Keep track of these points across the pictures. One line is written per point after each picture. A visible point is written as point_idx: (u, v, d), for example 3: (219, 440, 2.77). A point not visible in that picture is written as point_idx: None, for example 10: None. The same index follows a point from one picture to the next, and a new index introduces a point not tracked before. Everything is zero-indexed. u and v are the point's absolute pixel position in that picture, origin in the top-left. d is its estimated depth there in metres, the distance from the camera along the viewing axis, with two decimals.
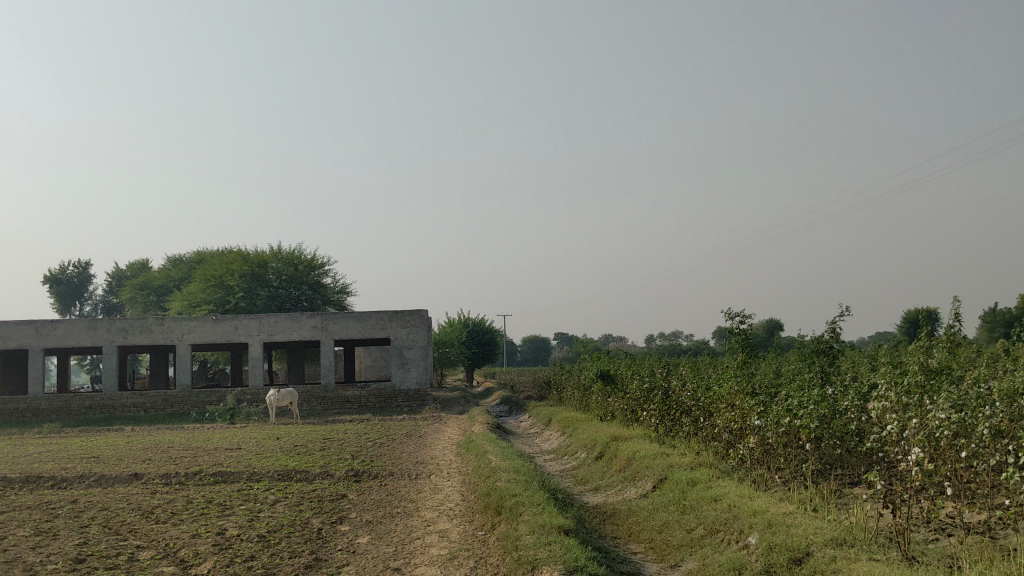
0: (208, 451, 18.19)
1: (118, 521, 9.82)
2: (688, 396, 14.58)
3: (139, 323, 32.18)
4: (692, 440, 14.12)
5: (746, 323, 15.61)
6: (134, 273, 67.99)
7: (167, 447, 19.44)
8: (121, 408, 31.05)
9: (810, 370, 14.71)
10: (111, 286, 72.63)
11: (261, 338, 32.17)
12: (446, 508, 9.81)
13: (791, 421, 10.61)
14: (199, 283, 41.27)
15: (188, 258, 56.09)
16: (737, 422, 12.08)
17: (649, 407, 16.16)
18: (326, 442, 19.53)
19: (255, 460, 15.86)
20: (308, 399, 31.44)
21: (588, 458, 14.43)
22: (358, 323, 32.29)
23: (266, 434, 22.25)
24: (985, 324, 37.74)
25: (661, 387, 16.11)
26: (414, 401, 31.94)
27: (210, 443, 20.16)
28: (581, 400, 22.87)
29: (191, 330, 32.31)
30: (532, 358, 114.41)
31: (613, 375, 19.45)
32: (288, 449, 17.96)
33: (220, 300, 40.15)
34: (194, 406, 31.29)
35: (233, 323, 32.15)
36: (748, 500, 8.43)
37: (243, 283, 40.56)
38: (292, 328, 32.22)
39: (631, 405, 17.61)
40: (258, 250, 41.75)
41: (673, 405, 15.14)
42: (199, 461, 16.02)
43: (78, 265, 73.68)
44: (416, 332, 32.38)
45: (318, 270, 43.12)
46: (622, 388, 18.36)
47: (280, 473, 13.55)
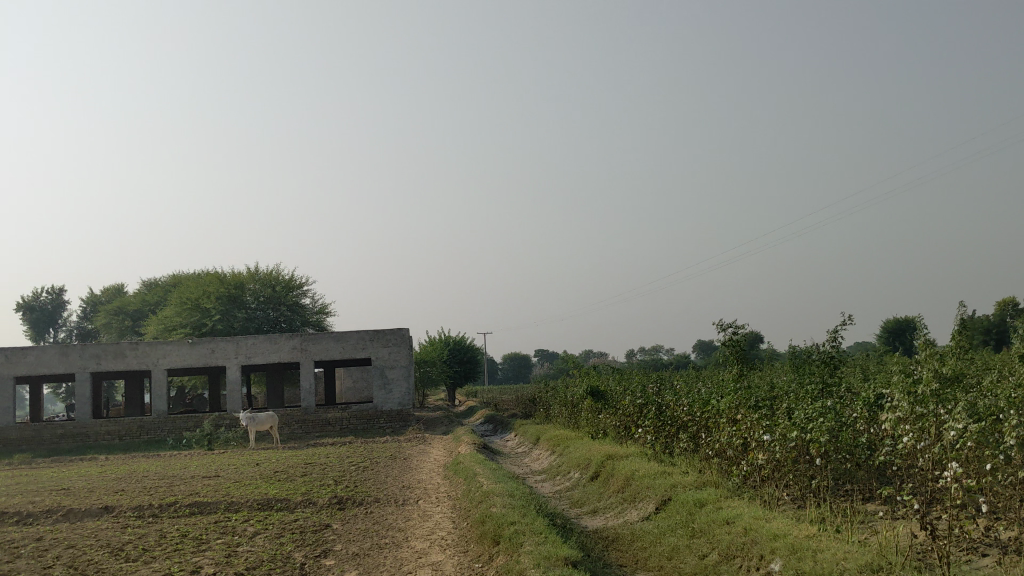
0: (184, 480, 17.47)
1: (84, 560, 9.13)
2: (685, 411, 14.01)
3: (113, 348, 31.35)
4: (690, 457, 13.54)
5: (741, 333, 15.07)
6: (109, 298, 66.94)
7: (142, 477, 18.69)
8: (95, 436, 30.19)
9: (810, 382, 14.18)
10: (86, 311, 71.54)
11: (238, 361, 31.42)
12: (437, 537, 9.21)
13: (799, 436, 10.06)
14: (174, 306, 40.43)
15: (163, 282, 55.17)
16: (740, 438, 11.51)
17: (643, 423, 15.57)
18: (308, 467, 18.83)
19: (233, 488, 15.17)
20: (288, 422, 30.69)
21: (582, 478, 13.81)
22: (338, 343, 31.56)
23: (244, 460, 21.53)
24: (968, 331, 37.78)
25: (654, 402, 15.52)
26: (397, 422, 31.22)
27: (186, 470, 19.43)
28: (569, 417, 22.30)
29: (166, 354, 31.49)
30: (514, 375, 113.78)
31: (603, 391, 18.86)
32: (268, 476, 17.25)
33: (197, 323, 39.33)
34: (171, 432, 30.45)
35: (209, 346, 31.36)
36: (764, 522, 7.88)
37: (219, 306, 39.76)
38: (270, 350, 31.46)
39: (624, 421, 17.01)
40: (235, 271, 40.98)
41: (669, 420, 14.57)
42: (174, 491, 15.30)
43: (52, 291, 72.52)
44: (398, 351, 31.67)
45: (296, 291, 42.41)
46: (613, 404, 17.75)
47: (259, 502, 12.88)
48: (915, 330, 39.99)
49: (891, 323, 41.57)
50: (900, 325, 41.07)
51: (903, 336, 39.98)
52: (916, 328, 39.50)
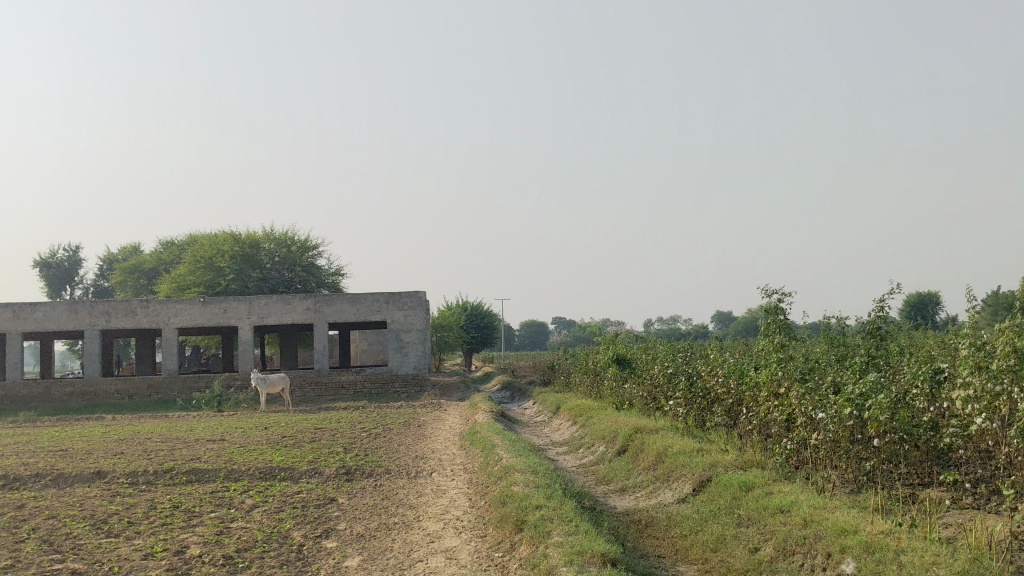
0: (187, 443, 16.65)
1: (60, 535, 8.24)
2: (720, 383, 13.03)
3: (123, 305, 30.58)
4: (726, 432, 12.55)
5: (782, 302, 14.03)
6: (125, 256, 66.42)
7: (144, 439, 17.88)
8: (104, 394, 29.54)
9: (855, 355, 13.17)
10: (102, 269, 71.11)
11: (251, 321, 30.60)
12: (452, 518, 8.29)
13: (853, 413, 9.05)
14: (188, 264, 39.64)
15: (179, 241, 54.44)
16: (783, 414, 10.51)
17: (673, 395, 14.58)
18: (317, 433, 17.97)
19: (237, 455, 14.31)
20: (301, 385, 29.95)
21: (608, 452, 12.85)
22: (353, 305, 30.70)
23: (253, 424, 20.73)
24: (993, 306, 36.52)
25: (686, 371, 14.54)
26: (413, 387, 30.41)
27: (191, 433, 18.62)
28: (591, 387, 21.34)
29: (177, 312, 30.70)
30: (530, 343, 113.18)
31: (630, 360, 17.88)
32: (275, 442, 16.40)
33: (210, 282, 38.56)
34: (181, 393, 29.75)
35: (221, 305, 30.54)
36: (828, 512, 6.91)
37: (233, 265, 38.96)
38: (284, 310, 30.62)
39: (651, 391, 16.07)
40: (249, 230, 40.11)
41: (702, 392, 13.58)
42: (175, 457, 14.45)
43: (69, 248, 72.12)
44: (414, 314, 30.77)
45: (312, 251, 41.53)
46: (639, 373, 16.78)
47: (261, 471, 12.00)
48: (938, 305, 38.71)
49: (910, 296, 40.31)
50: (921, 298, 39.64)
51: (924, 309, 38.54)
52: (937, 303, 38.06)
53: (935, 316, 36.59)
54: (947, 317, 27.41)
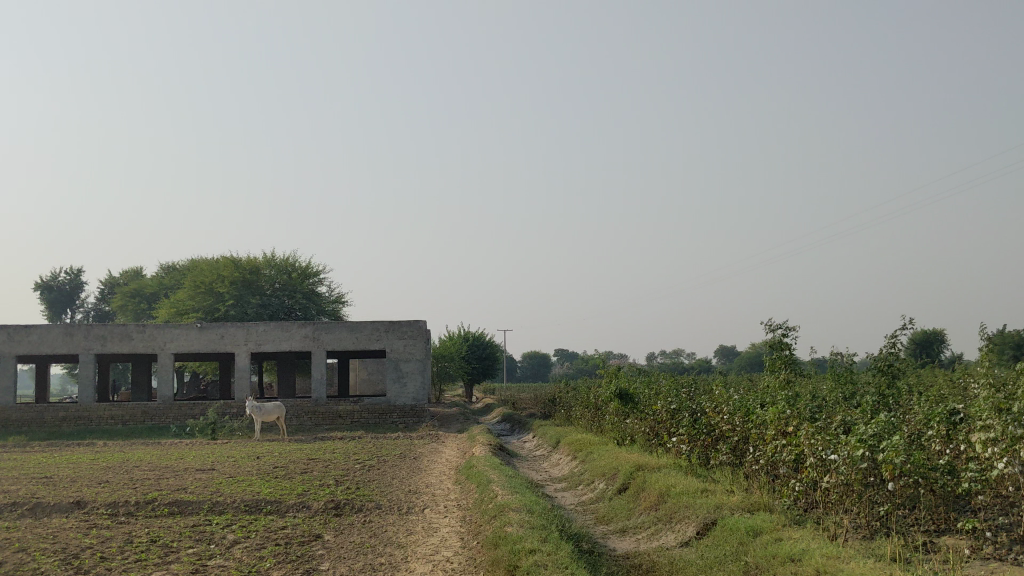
0: (176, 472, 16.18)
1: (27, 570, 7.78)
2: (725, 421, 12.59)
3: (119, 330, 30.18)
4: (732, 471, 12.08)
5: (789, 336, 13.64)
6: (127, 280, 66.17)
7: (132, 466, 17.43)
8: (98, 420, 29.08)
9: (865, 394, 12.73)
10: (104, 293, 70.87)
11: (248, 348, 30.17)
12: (442, 560, 7.84)
13: (867, 454, 8.62)
14: (187, 289, 39.28)
15: (180, 266, 54.17)
16: (791, 453, 10.08)
17: (676, 432, 14.14)
18: (310, 463, 17.51)
19: (225, 486, 13.84)
20: (297, 414, 29.48)
21: (608, 490, 12.39)
22: (352, 333, 30.29)
23: (245, 453, 20.27)
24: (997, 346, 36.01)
25: (690, 407, 14.10)
26: (411, 418, 29.91)
27: (181, 462, 18.16)
28: (592, 421, 20.87)
29: (174, 338, 30.29)
30: (532, 375, 112.62)
31: (632, 394, 17.44)
32: (266, 473, 15.94)
33: (210, 308, 38.19)
34: (175, 420, 29.27)
35: (219, 331, 30.14)
36: (842, 562, 6.51)
37: (233, 291, 38.60)
38: (282, 337, 30.19)
39: (654, 427, 15.61)
40: (250, 256, 39.79)
41: (707, 429, 13.13)
42: (161, 486, 14.00)
43: (71, 271, 71.89)
44: (414, 344, 30.33)
45: (312, 278, 41.20)
46: (642, 409, 16.33)
47: (248, 504, 11.54)
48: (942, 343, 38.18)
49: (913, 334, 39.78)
50: (925, 336, 38.99)
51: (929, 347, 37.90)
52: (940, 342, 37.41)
53: (940, 355, 36.06)
54: (954, 355, 26.91)
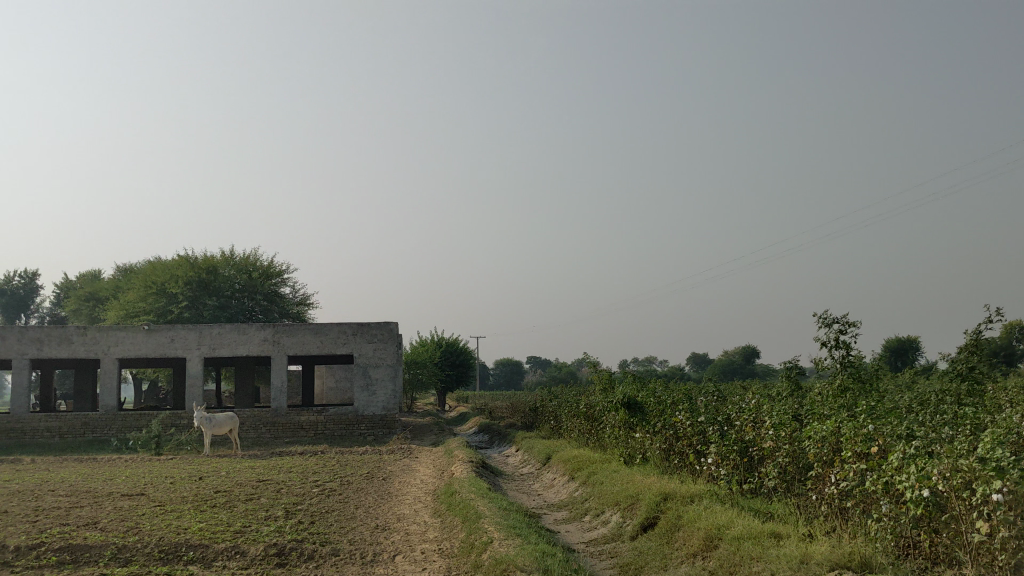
0: (96, 499, 13.43)
1: None
2: (770, 436, 10.17)
3: (58, 333, 27.20)
4: (787, 503, 9.62)
5: (848, 332, 11.12)
6: (83, 284, 62.96)
7: (46, 490, 14.61)
8: (32, 433, 26.14)
9: (947, 404, 10.28)
10: (59, 297, 67.48)
11: (200, 353, 27.35)
12: None
13: (1017, 488, 6.24)
14: (137, 289, 36.27)
15: (136, 267, 51.09)
16: (884, 483, 7.62)
17: (706, 451, 11.59)
18: (259, 487, 14.83)
19: (148, 519, 11.15)
20: (255, 425, 26.80)
21: (627, 525, 9.88)
22: (317, 336, 27.50)
23: (187, 472, 17.52)
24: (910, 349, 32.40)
25: (721, 419, 11.60)
26: (380, 429, 27.27)
27: (109, 484, 15.41)
28: (588, 434, 18.29)
29: (119, 342, 27.40)
30: (505, 383, 110.01)
31: (640, 404, 14.81)
32: (205, 499, 13.25)
33: (161, 310, 35.28)
34: (118, 433, 26.38)
35: (168, 335, 27.32)
36: None
37: (188, 291, 35.75)
38: (239, 342, 27.39)
39: (671, 442, 13.04)
40: (208, 254, 36.99)
41: (749, 448, 10.66)
42: (66, 520, 11.23)
43: (25, 275, 68.33)
44: (384, 349, 27.62)
45: (274, 279, 38.46)
46: (653, 422, 13.73)
47: (164, 549, 8.82)
48: (915, 351, 32.08)
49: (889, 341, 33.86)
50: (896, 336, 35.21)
51: (901, 354, 32.44)
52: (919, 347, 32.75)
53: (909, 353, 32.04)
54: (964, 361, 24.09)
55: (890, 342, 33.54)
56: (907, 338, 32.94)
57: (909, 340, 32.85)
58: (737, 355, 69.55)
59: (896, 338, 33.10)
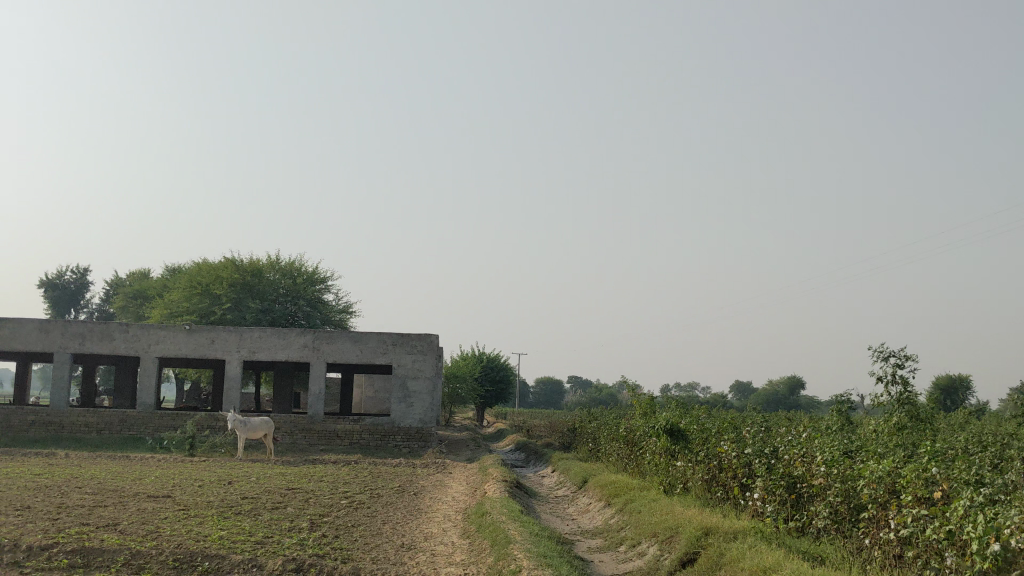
0: (121, 499, 13.16)
1: None
2: (821, 472, 9.60)
3: (100, 329, 27.22)
4: (838, 547, 9.05)
5: (906, 367, 10.54)
6: (133, 282, 63.66)
7: (74, 487, 14.39)
8: (70, 428, 26.15)
9: (1012, 448, 9.64)
10: (109, 294, 68.23)
11: (240, 356, 27.22)
12: None
13: None
14: (182, 289, 36.39)
15: (184, 267, 51.43)
16: (947, 532, 7.06)
17: (752, 485, 11.02)
18: (287, 495, 14.47)
19: (169, 524, 10.81)
20: (291, 431, 26.58)
21: (666, 559, 9.35)
22: (357, 344, 27.22)
23: (217, 476, 17.24)
24: (958, 388, 31.39)
25: (768, 452, 11.04)
26: (416, 442, 26.91)
27: (136, 484, 15.16)
28: (627, 459, 17.71)
29: (160, 340, 27.35)
30: (544, 401, 109.33)
31: (683, 432, 14.25)
32: (229, 505, 12.91)
33: (205, 311, 35.35)
34: (154, 432, 26.30)
35: (209, 336, 27.23)
36: None
37: (232, 293, 35.78)
38: (278, 346, 27.21)
39: (715, 473, 12.48)
40: (253, 258, 37.03)
41: (798, 484, 10.10)
42: (86, 520, 10.93)
43: (77, 271, 69.29)
44: (424, 360, 27.27)
45: (318, 285, 38.38)
46: (696, 451, 13.17)
47: (178, 558, 8.46)
48: (965, 390, 31.05)
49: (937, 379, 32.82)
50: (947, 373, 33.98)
51: (950, 393, 31.40)
52: (968, 386, 31.69)
53: (958, 392, 31.02)
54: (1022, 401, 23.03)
55: (939, 379, 32.48)
56: (957, 377, 31.91)
57: (959, 379, 31.80)
58: (780, 386, 68.23)
59: (945, 375, 32.07)
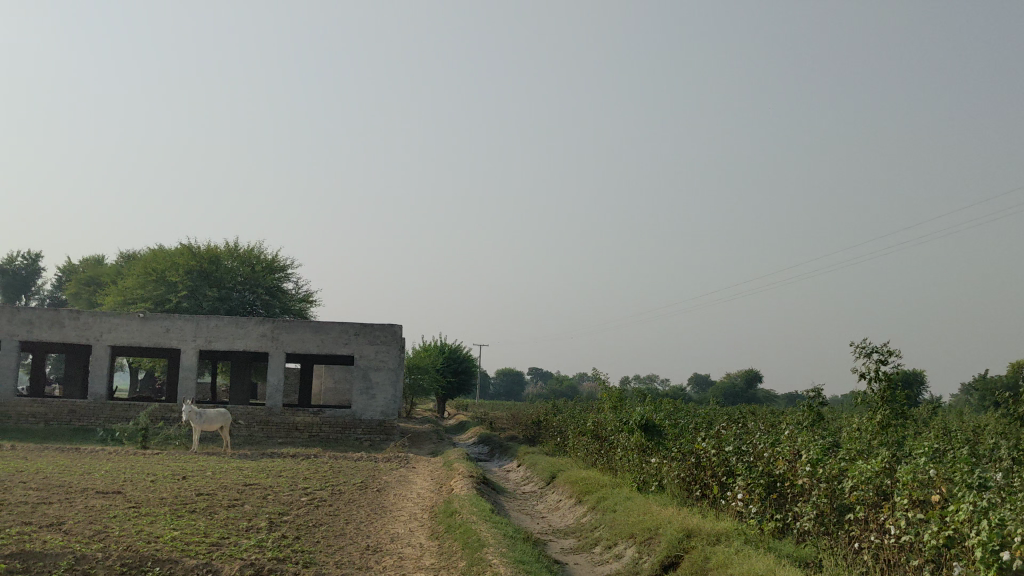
0: (68, 495, 12.45)
1: None
2: (805, 472, 9.21)
3: (50, 316, 26.25)
4: (824, 550, 8.67)
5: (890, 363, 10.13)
6: (87, 268, 62.18)
7: (18, 482, 13.63)
8: (17, 419, 25.20)
9: (1001, 446, 9.32)
10: (61, 280, 66.56)
11: (196, 345, 26.41)
12: None
13: None
14: (137, 276, 35.40)
15: (139, 253, 50.22)
16: (948, 537, 6.69)
17: (732, 484, 10.62)
18: (245, 491, 13.84)
19: (118, 523, 10.16)
20: (248, 423, 25.86)
21: (647, 562, 8.92)
22: (317, 334, 26.53)
23: (171, 470, 16.53)
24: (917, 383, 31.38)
25: (748, 450, 10.64)
26: (377, 435, 26.30)
27: (84, 479, 14.42)
28: (597, 455, 17.28)
29: (113, 328, 26.46)
30: (504, 393, 108.96)
31: (657, 428, 13.84)
32: (182, 502, 12.26)
33: (161, 299, 34.44)
34: (106, 423, 25.45)
35: (165, 324, 26.39)
36: None
37: (188, 281, 34.86)
38: (236, 335, 26.44)
39: (691, 471, 12.07)
40: (211, 245, 36.14)
41: (781, 484, 9.71)
42: (29, 519, 10.23)
43: (28, 256, 67.54)
44: (386, 351, 26.66)
45: (278, 273, 37.56)
46: (671, 448, 12.75)
47: (126, 562, 7.84)
48: (921, 385, 31.08)
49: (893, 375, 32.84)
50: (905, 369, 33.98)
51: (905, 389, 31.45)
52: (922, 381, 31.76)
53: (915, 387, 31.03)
54: (984, 397, 22.96)
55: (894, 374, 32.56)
56: (913, 372, 31.96)
57: (913, 374, 31.86)
58: (739, 380, 68.40)
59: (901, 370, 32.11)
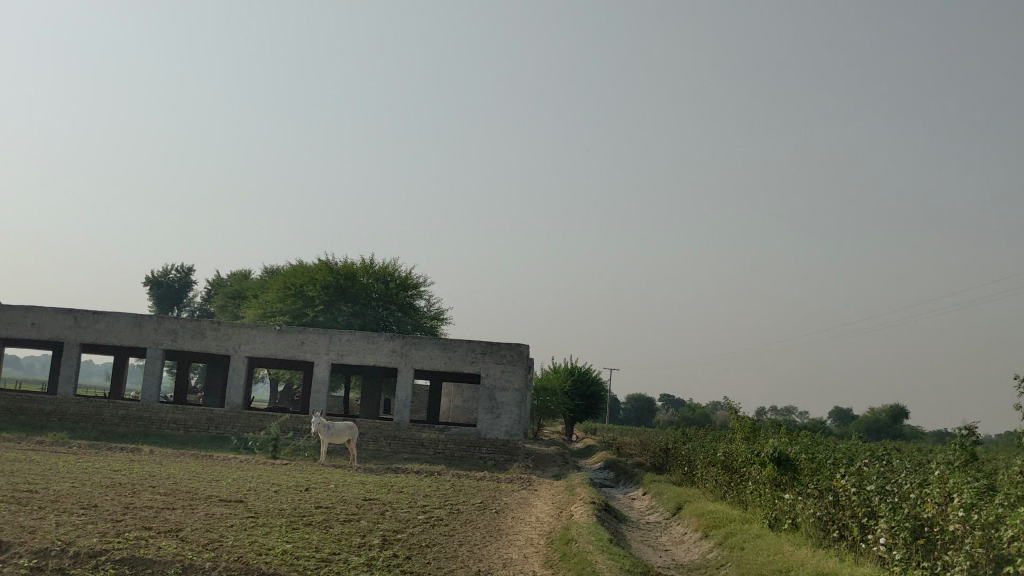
0: (192, 502, 12.59)
1: None
2: (956, 518, 8.34)
3: (193, 326, 27.14)
4: None
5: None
6: (234, 281, 64.59)
7: (147, 486, 13.91)
8: (159, 424, 26.10)
9: None
10: (210, 294, 69.42)
11: (329, 359, 26.81)
12: None
13: None
14: (276, 290, 36.42)
15: (281, 269, 51.82)
16: None
17: (875, 527, 9.77)
18: (363, 506, 13.73)
19: (233, 533, 10.13)
20: (376, 437, 26.03)
21: None
22: (445, 351, 26.52)
23: (295, 481, 16.65)
24: None
25: (892, 490, 9.77)
26: (502, 455, 26.04)
27: (210, 486, 14.62)
28: (726, 486, 16.49)
29: (251, 340, 27.15)
30: (634, 418, 107.48)
31: (791, 461, 13.02)
32: (301, 515, 12.21)
33: (298, 312, 35.30)
34: (240, 432, 26.07)
35: (299, 337, 26.90)
36: None
37: (324, 296, 35.61)
38: (367, 350, 26.70)
39: (830, 510, 11.23)
40: (347, 261, 36.86)
41: (930, 529, 8.83)
42: (150, 524, 10.32)
43: (181, 270, 70.75)
44: (513, 371, 26.43)
45: (411, 290, 37.97)
46: (808, 484, 11.93)
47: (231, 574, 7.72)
48: None
49: None
50: None
51: None
52: None
53: None
54: None
55: None
56: None
57: None
58: (882, 414, 65.21)
59: None
